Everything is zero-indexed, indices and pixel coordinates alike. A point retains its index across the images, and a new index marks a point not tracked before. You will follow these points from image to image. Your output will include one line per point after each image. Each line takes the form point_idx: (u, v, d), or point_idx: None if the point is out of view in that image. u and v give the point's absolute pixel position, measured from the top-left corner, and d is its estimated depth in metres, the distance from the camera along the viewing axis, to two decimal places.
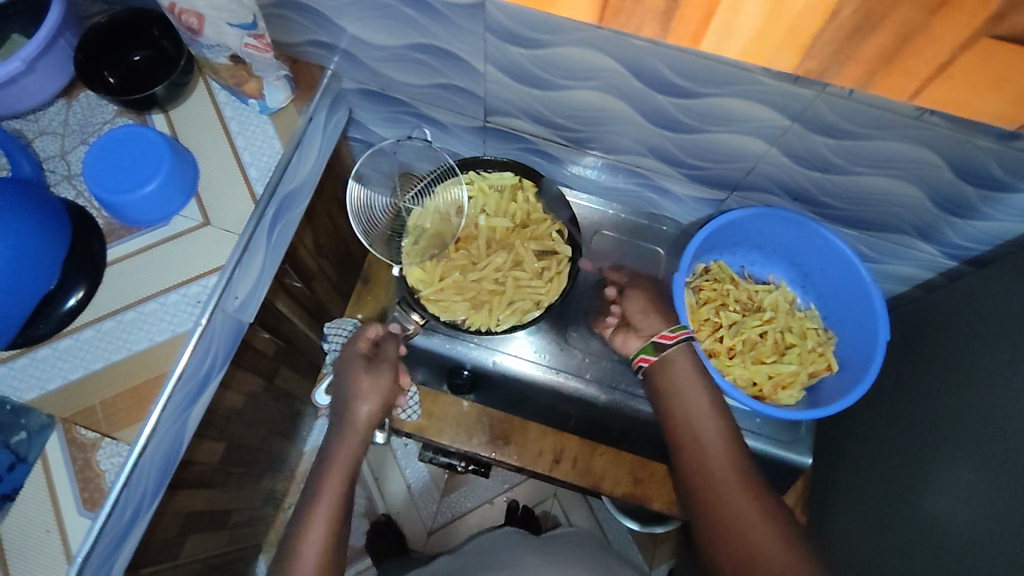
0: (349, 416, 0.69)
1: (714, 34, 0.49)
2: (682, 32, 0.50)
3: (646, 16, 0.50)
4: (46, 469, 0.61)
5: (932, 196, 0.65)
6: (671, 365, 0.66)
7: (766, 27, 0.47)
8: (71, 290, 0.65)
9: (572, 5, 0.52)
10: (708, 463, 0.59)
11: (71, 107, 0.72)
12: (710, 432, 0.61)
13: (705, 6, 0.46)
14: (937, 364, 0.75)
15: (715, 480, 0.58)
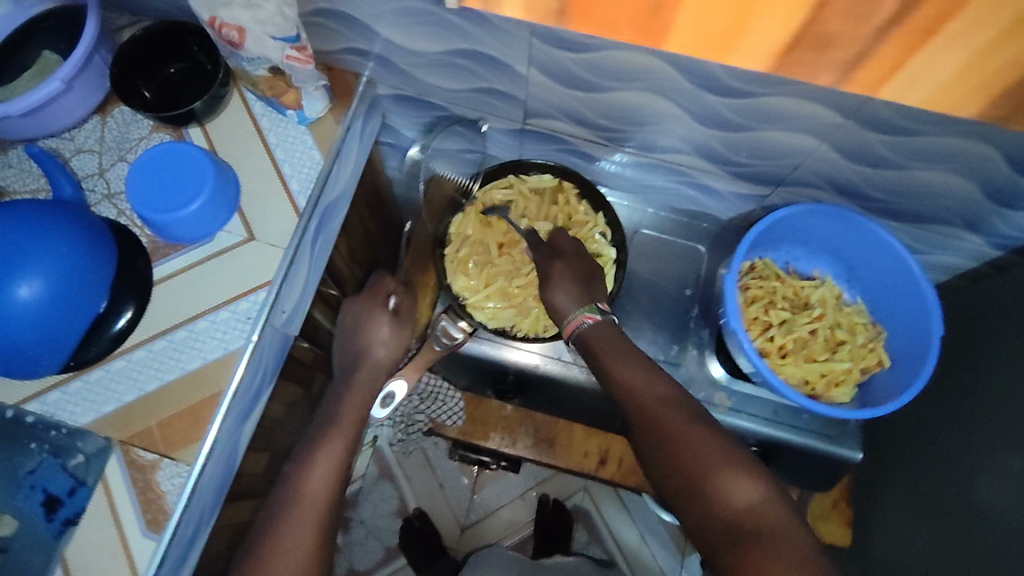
0: (364, 356, 0.71)
1: (899, 82, 0.50)
2: (865, 81, 0.51)
3: (824, 66, 0.50)
4: (108, 492, 0.61)
5: (986, 189, 0.63)
6: (592, 334, 0.65)
7: (959, 76, 0.48)
8: (119, 311, 0.64)
9: (745, 58, 0.51)
10: (638, 399, 0.59)
11: (107, 123, 0.71)
12: (632, 370, 0.61)
13: (901, 54, 0.47)
14: (983, 355, 0.74)
15: (649, 415, 0.58)
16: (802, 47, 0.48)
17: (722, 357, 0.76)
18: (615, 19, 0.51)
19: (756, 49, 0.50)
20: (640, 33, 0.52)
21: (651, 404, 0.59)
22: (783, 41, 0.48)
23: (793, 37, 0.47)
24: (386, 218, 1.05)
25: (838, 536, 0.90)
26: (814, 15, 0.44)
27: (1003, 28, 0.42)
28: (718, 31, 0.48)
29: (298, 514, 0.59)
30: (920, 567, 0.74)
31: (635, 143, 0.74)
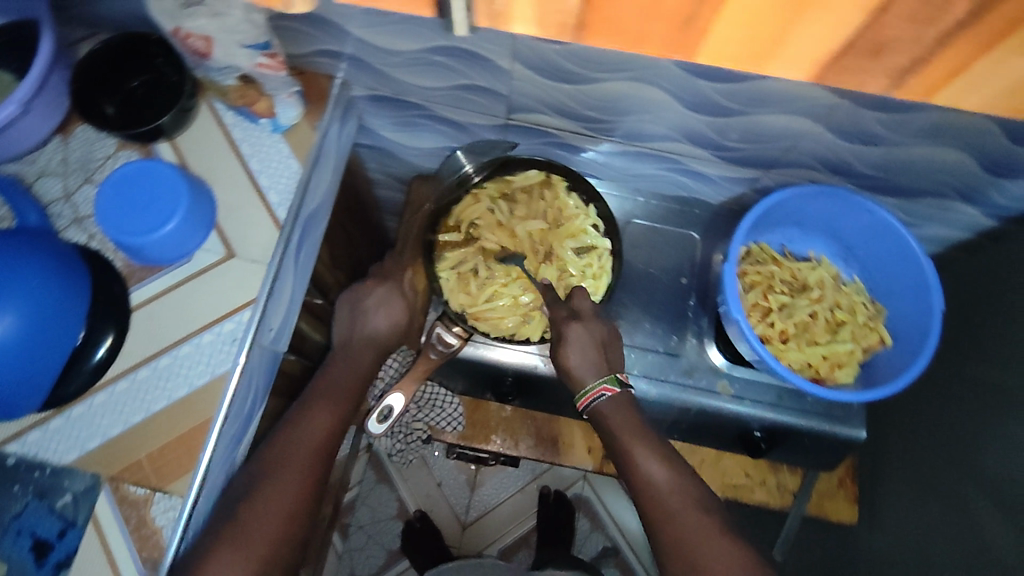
0: (368, 319, 0.76)
1: (955, 86, 0.49)
2: (916, 87, 0.50)
3: (879, 72, 0.49)
4: (100, 531, 0.59)
5: (982, 161, 0.62)
6: (607, 409, 0.65)
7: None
8: (98, 340, 0.61)
9: (785, 65, 0.49)
10: (662, 495, 0.59)
11: (69, 143, 0.67)
12: (656, 463, 0.61)
13: (965, 58, 0.45)
14: (983, 326, 0.74)
15: (674, 512, 0.58)
16: (853, 54, 0.46)
17: (722, 344, 0.75)
18: (643, 31, 0.48)
19: (795, 58, 0.48)
20: (667, 45, 0.49)
21: (676, 504, 0.59)
22: (833, 47, 0.46)
23: (842, 46, 0.45)
24: (368, 220, 1.02)
25: (845, 513, 0.90)
26: (872, 23, 0.42)
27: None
28: (757, 41, 0.46)
29: (291, 454, 0.61)
30: (928, 540, 0.74)
31: (622, 132, 0.72)
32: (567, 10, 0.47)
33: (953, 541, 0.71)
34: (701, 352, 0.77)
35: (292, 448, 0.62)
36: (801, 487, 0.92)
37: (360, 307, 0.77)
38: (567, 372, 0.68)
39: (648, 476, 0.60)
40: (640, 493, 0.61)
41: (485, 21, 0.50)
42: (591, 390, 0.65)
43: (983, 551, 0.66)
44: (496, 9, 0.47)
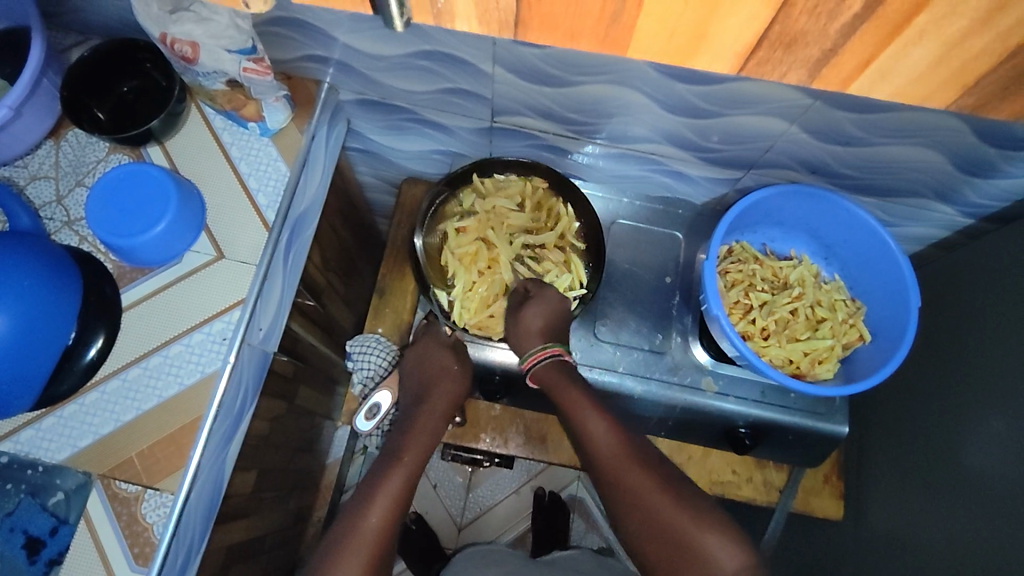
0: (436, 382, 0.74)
1: (870, 75, 0.52)
2: (835, 78, 0.53)
3: (795, 64, 0.52)
4: (92, 528, 0.60)
5: (955, 160, 0.64)
6: (542, 373, 0.71)
7: (929, 70, 0.50)
8: (90, 340, 0.62)
9: (711, 61, 0.53)
10: (603, 448, 0.65)
11: (61, 147, 0.68)
12: (601, 422, 0.66)
13: (872, 49, 0.49)
14: (963, 323, 0.75)
15: (618, 463, 0.64)
16: (769, 47, 0.50)
17: (706, 341, 0.76)
18: (575, 27, 0.52)
19: (721, 51, 0.52)
20: (600, 40, 0.53)
21: (620, 456, 0.64)
22: (750, 39, 0.49)
23: (758, 39, 0.49)
24: (358, 223, 1.03)
25: (831, 509, 0.88)
26: (779, 16, 0.46)
27: (976, 17, 0.44)
28: (680, 38, 0.51)
29: (352, 547, 0.60)
30: (911, 531, 0.75)
31: (605, 134, 0.73)
32: (504, 8, 0.52)
33: (935, 533, 0.72)
34: (686, 350, 0.78)
35: (353, 536, 0.61)
36: (787, 483, 0.87)
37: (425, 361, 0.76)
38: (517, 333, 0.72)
39: (591, 433, 0.66)
40: (586, 448, 0.67)
41: (427, 17, 0.56)
42: (541, 348, 0.70)
43: (963, 541, 0.67)
44: (439, 7, 0.53)
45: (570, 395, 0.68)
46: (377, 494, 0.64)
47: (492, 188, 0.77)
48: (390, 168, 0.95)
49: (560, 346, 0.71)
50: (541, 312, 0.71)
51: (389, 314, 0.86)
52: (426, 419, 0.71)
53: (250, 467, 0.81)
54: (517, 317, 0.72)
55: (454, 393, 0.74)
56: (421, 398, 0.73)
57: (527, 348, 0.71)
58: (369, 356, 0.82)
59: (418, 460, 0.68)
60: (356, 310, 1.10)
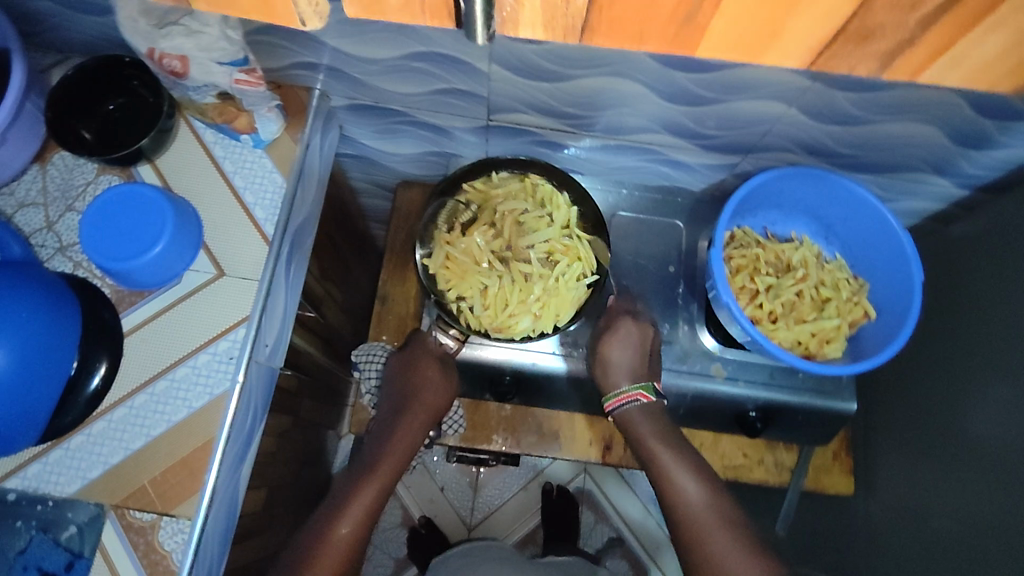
0: (422, 399, 0.75)
1: (939, 66, 0.53)
2: (905, 68, 0.54)
3: (865, 58, 0.53)
4: (108, 559, 0.58)
5: (951, 134, 0.65)
6: (636, 416, 0.74)
7: (996, 59, 0.52)
8: (92, 369, 0.61)
9: (780, 55, 0.54)
10: (689, 510, 0.69)
11: (48, 172, 0.66)
12: (689, 481, 0.71)
13: (945, 39, 0.50)
14: (962, 293, 0.77)
15: (705, 530, 0.67)
16: (843, 40, 0.51)
17: (713, 327, 0.76)
18: (644, 30, 0.52)
19: (792, 49, 0.53)
20: (667, 42, 0.54)
21: (703, 515, 0.68)
22: (827, 34, 0.51)
23: (835, 33, 0.50)
24: (351, 230, 1.02)
25: (843, 486, 0.88)
26: (860, 10, 0.48)
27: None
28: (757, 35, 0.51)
29: (326, 556, 0.66)
30: (923, 502, 0.76)
31: (602, 126, 0.73)
32: None
33: (947, 504, 0.73)
34: (694, 337, 0.78)
35: (326, 545, 0.66)
36: (798, 463, 0.87)
37: (415, 375, 0.76)
38: (603, 364, 0.74)
39: (682, 494, 0.70)
40: (673, 509, 0.70)
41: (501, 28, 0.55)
42: (626, 392, 0.73)
43: (975, 505, 0.68)
44: None
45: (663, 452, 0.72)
46: (345, 511, 0.68)
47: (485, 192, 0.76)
48: (382, 172, 0.93)
49: (644, 389, 0.74)
50: (622, 345, 0.74)
51: (392, 321, 0.86)
52: (406, 431, 0.75)
53: (261, 484, 0.80)
54: (600, 352, 0.75)
55: (437, 405, 0.76)
56: (402, 410, 0.75)
57: (614, 386, 0.74)
58: (375, 364, 0.81)
59: (389, 475, 0.72)
60: (354, 317, 1.09)
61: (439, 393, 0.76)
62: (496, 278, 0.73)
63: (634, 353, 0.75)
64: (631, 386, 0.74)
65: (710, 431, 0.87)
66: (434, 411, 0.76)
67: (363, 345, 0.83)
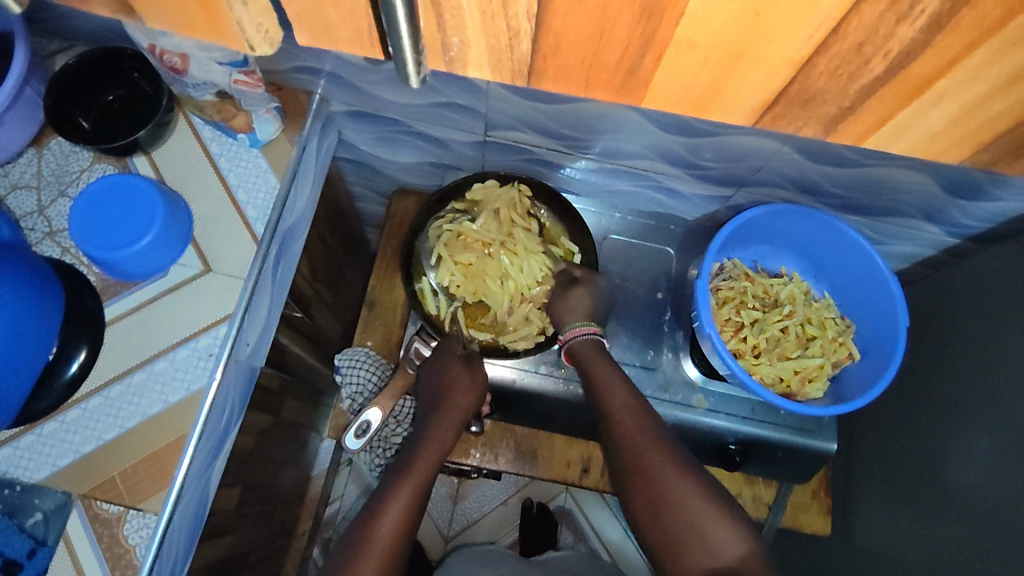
0: (449, 402, 0.73)
1: (883, 133, 0.50)
2: (847, 132, 0.50)
3: (811, 119, 0.49)
4: (71, 548, 0.58)
5: (943, 183, 0.65)
6: (584, 351, 0.72)
7: (945, 129, 0.48)
8: (71, 356, 0.61)
9: (727, 112, 0.50)
10: (631, 434, 0.66)
11: (44, 156, 0.67)
12: (621, 395, 0.69)
13: (888, 108, 0.46)
14: (947, 341, 0.77)
15: (642, 451, 0.65)
16: (786, 102, 0.47)
17: (696, 357, 0.76)
18: (590, 74, 0.46)
19: (737, 105, 0.48)
20: (615, 90, 0.48)
21: (638, 436, 0.66)
22: (768, 95, 0.46)
23: (776, 95, 0.46)
24: (346, 234, 1.03)
25: (819, 525, 0.88)
26: (800, 74, 0.43)
27: (996, 83, 0.43)
28: (696, 92, 0.46)
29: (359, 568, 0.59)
30: (898, 549, 0.76)
31: (598, 149, 0.73)
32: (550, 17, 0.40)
33: (922, 554, 0.72)
34: (678, 366, 0.78)
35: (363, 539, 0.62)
36: (776, 499, 0.86)
37: (446, 381, 0.74)
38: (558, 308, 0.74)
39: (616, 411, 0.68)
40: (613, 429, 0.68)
41: (439, 64, 0.49)
42: (581, 325, 0.72)
43: (949, 557, 0.68)
44: (452, 54, 0.46)
45: (603, 376, 0.70)
46: (387, 505, 0.64)
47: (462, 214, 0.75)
48: (380, 179, 0.94)
49: (595, 325, 0.73)
50: (586, 295, 0.74)
51: (379, 327, 0.86)
52: (443, 431, 0.72)
53: (234, 481, 0.80)
54: (562, 295, 0.74)
55: (467, 411, 0.74)
56: (432, 415, 0.73)
57: (568, 322, 0.73)
58: (357, 370, 0.81)
59: (425, 475, 0.67)
60: (343, 319, 1.09)
61: (469, 395, 0.73)
62: (486, 285, 0.74)
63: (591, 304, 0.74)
64: (584, 322, 0.73)
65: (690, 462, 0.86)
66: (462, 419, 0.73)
67: (347, 350, 0.83)
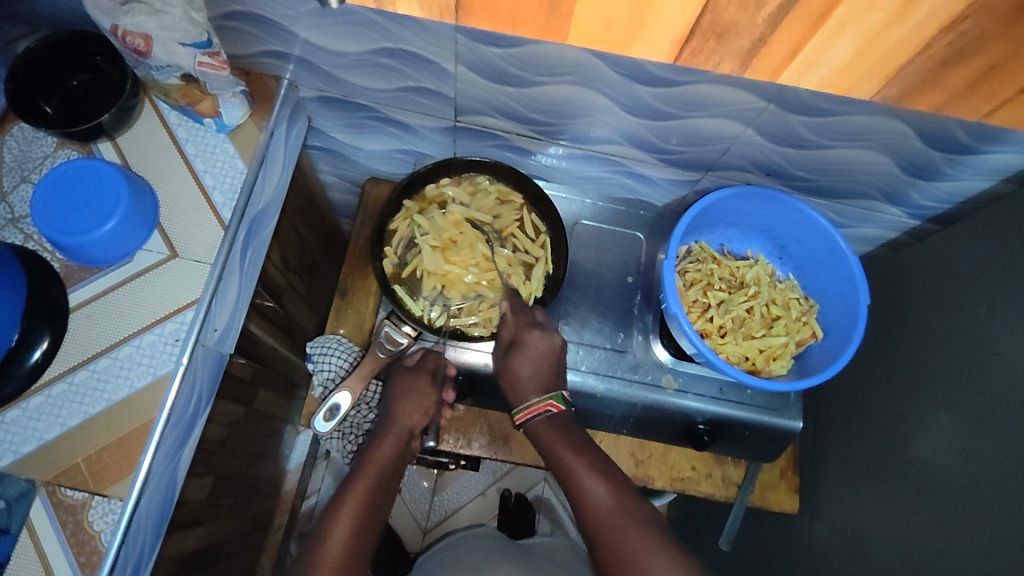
0: (392, 415, 0.72)
1: (798, 66, 0.54)
2: (763, 69, 0.55)
3: (728, 54, 0.54)
4: (35, 536, 0.57)
5: (902, 164, 0.67)
6: (541, 424, 0.69)
7: (852, 62, 0.52)
8: (34, 343, 0.60)
9: (650, 48, 0.55)
10: (601, 516, 0.62)
11: (6, 141, 0.66)
12: (596, 483, 0.64)
13: (797, 40, 0.51)
14: (907, 319, 0.79)
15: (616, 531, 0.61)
16: (702, 37, 0.52)
17: (666, 340, 0.77)
18: (515, 13, 0.53)
19: (657, 39, 0.53)
20: (541, 28, 0.55)
21: (609, 517, 0.62)
22: (684, 27, 0.51)
23: (691, 27, 0.51)
24: (319, 224, 1.02)
25: (787, 503, 0.89)
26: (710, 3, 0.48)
27: (893, 9, 0.47)
28: (617, 27, 0.53)
29: None
30: (862, 524, 0.78)
31: (568, 135, 0.74)
32: None
33: (885, 527, 0.74)
34: (648, 348, 0.79)
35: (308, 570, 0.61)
36: (745, 478, 0.88)
37: (393, 395, 0.73)
38: (514, 378, 0.71)
39: (586, 493, 0.64)
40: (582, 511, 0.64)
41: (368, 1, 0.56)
42: (536, 403, 0.69)
43: (911, 529, 0.70)
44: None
45: (561, 445, 0.67)
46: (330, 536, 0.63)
47: (423, 226, 0.76)
48: (353, 168, 0.94)
49: (555, 399, 0.69)
50: (529, 359, 0.70)
51: (352, 314, 0.86)
52: (388, 443, 0.69)
53: (205, 471, 0.79)
54: (506, 365, 0.71)
55: (415, 419, 0.72)
56: (379, 428, 0.71)
57: (523, 399, 0.70)
58: (328, 357, 0.81)
59: (369, 493, 0.66)
60: (317, 311, 1.08)
61: (412, 405, 0.72)
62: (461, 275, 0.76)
63: (539, 361, 0.70)
64: (541, 397, 0.69)
65: (660, 443, 0.88)
66: (413, 427, 0.72)
67: (318, 337, 0.83)
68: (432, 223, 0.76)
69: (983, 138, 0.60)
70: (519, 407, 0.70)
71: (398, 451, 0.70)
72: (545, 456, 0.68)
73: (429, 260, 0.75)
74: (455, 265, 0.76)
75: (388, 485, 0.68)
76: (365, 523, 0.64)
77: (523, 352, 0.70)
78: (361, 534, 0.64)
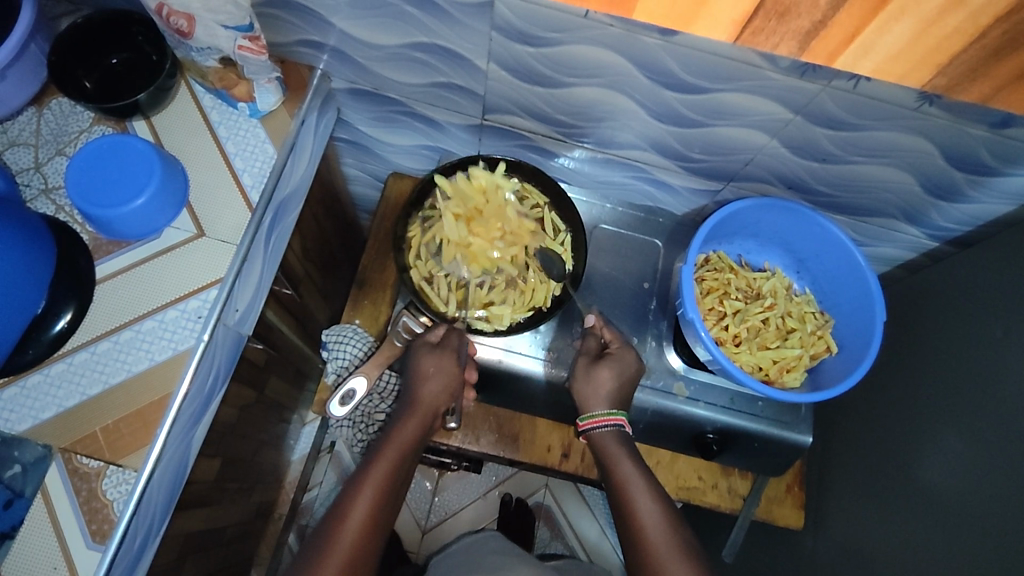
0: (415, 397, 0.73)
1: (853, 53, 0.50)
2: (820, 51, 0.51)
3: (787, 34, 0.50)
4: (48, 501, 0.58)
5: (923, 183, 0.67)
6: (602, 435, 0.71)
7: (907, 48, 0.49)
8: (59, 312, 0.61)
9: (708, 28, 0.52)
10: (644, 527, 0.65)
11: (43, 115, 0.68)
12: (646, 499, 0.67)
13: (857, 22, 0.47)
14: (921, 338, 0.79)
15: (653, 545, 0.64)
16: (763, 15, 0.49)
17: (680, 347, 0.78)
18: None
19: (718, 17, 0.50)
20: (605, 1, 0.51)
21: (653, 531, 0.64)
22: (748, 7, 0.48)
23: (756, 6, 0.48)
24: (339, 217, 1.03)
25: (792, 519, 0.90)
26: None
27: None
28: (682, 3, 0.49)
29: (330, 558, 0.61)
30: (867, 542, 0.77)
31: (592, 139, 0.75)
32: None
33: (890, 547, 0.73)
34: (661, 355, 0.79)
35: (333, 537, 0.63)
36: (751, 491, 0.88)
37: (415, 374, 0.74)
38: (591, 387, 0.72)
39: (638, 508, 0.66)
40: (626, 517, 0.67)
41: None
42: (603, 415, 0.71)
43: (915, 549, 0.69)
44: None
45: (616, 453, 0.70)
46: (356, 503, 0.65)
47: (446, 189, 0.75)
48: (375, 162, 0.95)
49: (622, 415, 0.71)
50: (616, 371, 0.72)
51: (368, 305, 0.87)
52: (411, 422, 0.71)
53: (214, 452, 0.80)
54: (592, 368, 0.72)
55: (440, 401, 0.73)
56: (405, 408, 0.73)
57: (591, 408, 0.72)
58: (343, 346, 0.82)
59: (392, 470, 0.68)
60: (331, 302, 1.09)
61: (437, 386, 0.73)
62: (476, 261, 0.76)
63: (618, 380, 0.72)
64: (610, 410, 0.71)
65: (668, 451, 0.88)
66: (435, 407, 0.73)
67: (332, 326, 0.84)
68: (456, 188, 0.75)
69: (1007, 161, 0.61)
70: (589, 414, 0.71)
71: (422, 432, 0.72)
72: (602, 464, 0.71)
73: (450, 228, 0.75)
74: (477, 237, 0.76)
75: (409, 461, 0.70)
76: (386, 497, 0.66)
77: (609, 368, 0.72)
78: (380, 512, 0.65)
